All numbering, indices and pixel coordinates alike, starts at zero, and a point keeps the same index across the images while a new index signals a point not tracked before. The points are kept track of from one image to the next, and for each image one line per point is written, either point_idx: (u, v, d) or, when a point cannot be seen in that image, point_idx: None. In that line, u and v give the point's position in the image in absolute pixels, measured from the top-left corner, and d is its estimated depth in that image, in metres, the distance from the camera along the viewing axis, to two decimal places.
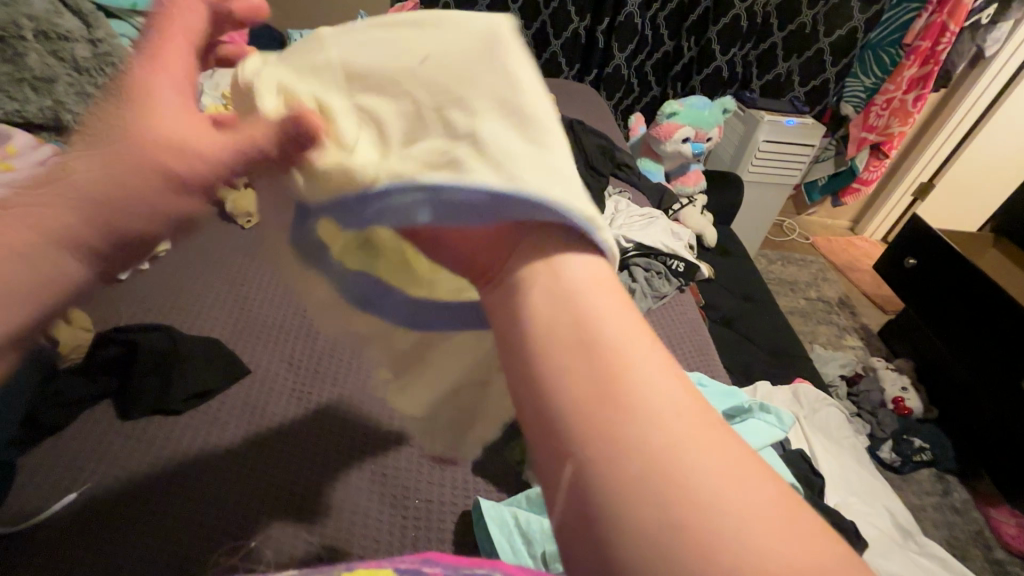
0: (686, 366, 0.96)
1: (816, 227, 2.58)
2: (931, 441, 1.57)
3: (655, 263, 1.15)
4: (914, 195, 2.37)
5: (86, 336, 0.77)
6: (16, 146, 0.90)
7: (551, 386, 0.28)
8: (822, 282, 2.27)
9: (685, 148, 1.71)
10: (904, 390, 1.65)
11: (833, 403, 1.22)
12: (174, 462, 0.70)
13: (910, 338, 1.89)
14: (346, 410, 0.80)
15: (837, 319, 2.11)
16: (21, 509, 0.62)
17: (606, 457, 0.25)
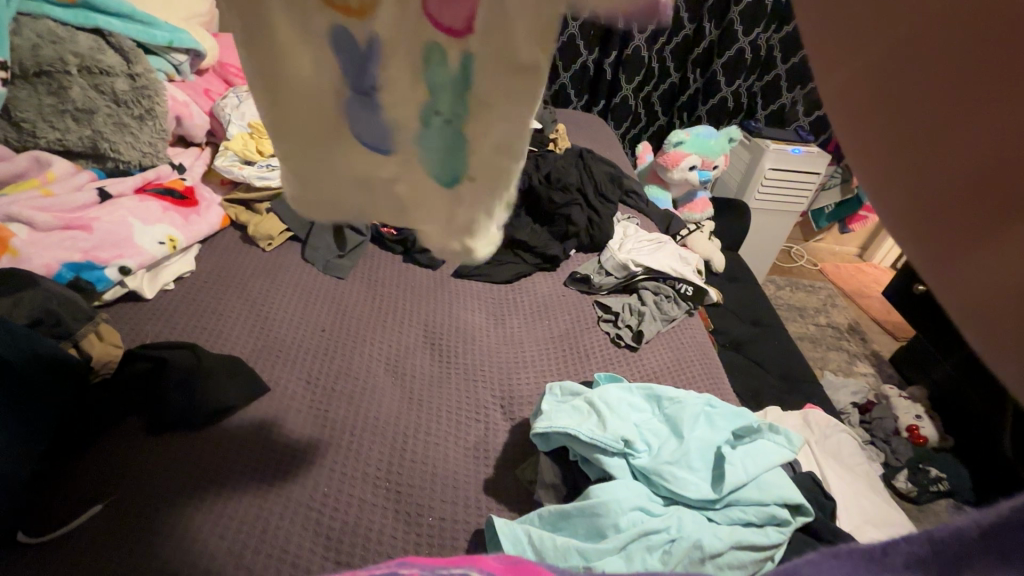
0: (695, 388, 0.98)
1: (823, 253, 2.59)
2: (946, 470, 1.53)
3: (664, 287, 1.18)
4: None
5: (118, 351, 0.81)
6: (57, 172, 1.00)
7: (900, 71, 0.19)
8: (832, 308, 2.29)
9: (691, 176, 1.75)
10: (918, 417, 1.62)
11: (845, 430, 1.21)
12: (194, 473, 0.73)
13: (921, 364, 1.87)
14: (359, 427, 0.82)
15: (848, 345, 2.12)
16: (49, 522, 0.65)
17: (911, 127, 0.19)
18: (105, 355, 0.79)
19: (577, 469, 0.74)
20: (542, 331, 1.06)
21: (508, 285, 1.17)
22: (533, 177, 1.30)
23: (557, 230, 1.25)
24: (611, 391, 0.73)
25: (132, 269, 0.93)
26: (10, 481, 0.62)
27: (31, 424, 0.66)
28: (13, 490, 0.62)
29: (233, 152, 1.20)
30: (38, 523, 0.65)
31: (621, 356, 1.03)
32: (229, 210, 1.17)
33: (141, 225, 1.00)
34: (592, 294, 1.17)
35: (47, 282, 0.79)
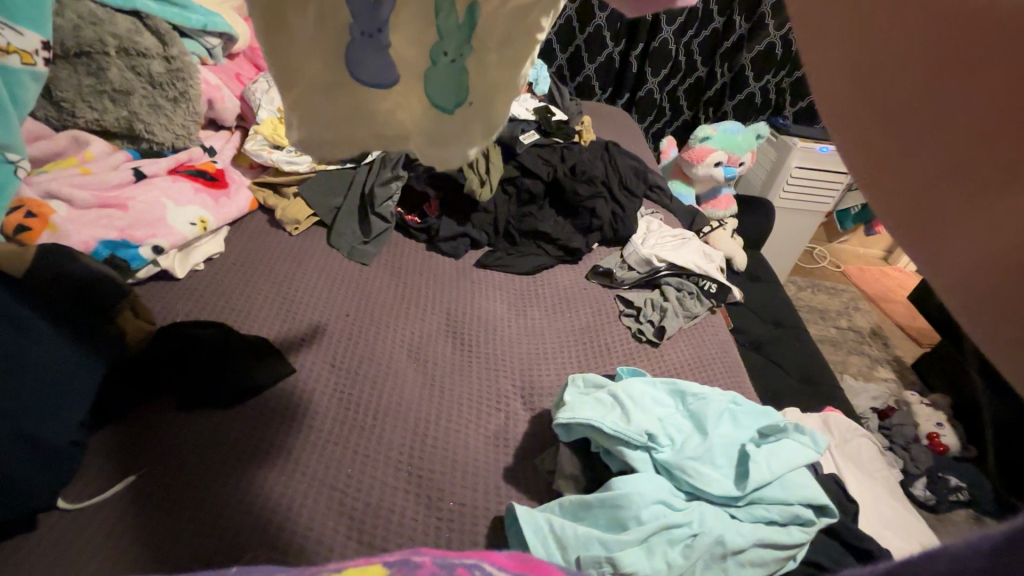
0: (717, 385, 0.97)
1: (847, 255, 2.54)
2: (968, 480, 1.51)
3: (687, 283, 1.16)
4: None
5: (150, 327, 0.83)
6: (94, 152, 1.03)
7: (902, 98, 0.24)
8: (853, 311, 2.25)
9: (716, 172, 1.73)
10: (940, 426, 1.59)
11: (866, 435, 1.20)
12: (223, 447, 0.74)
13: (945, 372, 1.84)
14: (383, 410, 0.84)
15: (869, 349, 2.08)
16: (85, 490, 0.67)
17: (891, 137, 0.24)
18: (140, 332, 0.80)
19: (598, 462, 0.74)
20: (563, 325, 1.06)
21: (529, 276, 1.17)
22: (558, 168, 1.28)
23: (581, 223, 1.25)
24: (635, 384, 0.72)
25: (165, 248, 0.96)
26: (49, 449, 0.64)
27: (71, 394, 0.69)
28: (52, 459, 0.64)
29: (262, 136, 1.21)
30: (75, 491, 0.67)
31: (642, 351, 1.02)
32: (258, 194, 1.19)
33: (174, 205, 1.02)
34: (614, 288, 1.17)
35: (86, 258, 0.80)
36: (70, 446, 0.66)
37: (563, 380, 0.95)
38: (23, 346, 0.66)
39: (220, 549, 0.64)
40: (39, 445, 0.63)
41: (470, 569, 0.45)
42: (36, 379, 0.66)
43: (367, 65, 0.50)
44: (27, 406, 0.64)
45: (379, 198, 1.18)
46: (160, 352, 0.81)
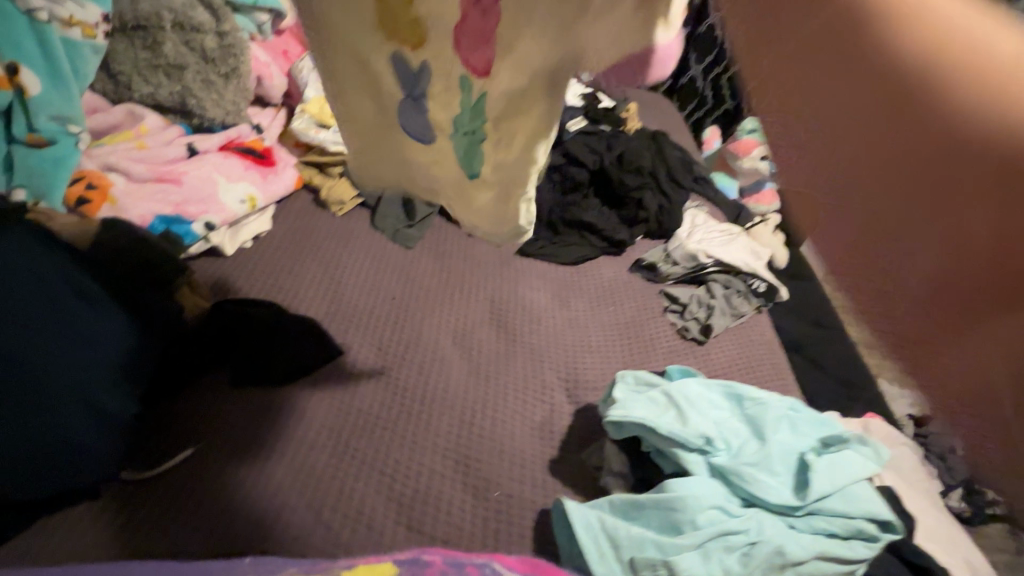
0: (764, 387, 0.95)
1: None
2: None
3: (735, 281, 1.13)
4: None
5: (205, 303, 0.85)
6: (149, 126, 1.04)
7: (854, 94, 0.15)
8: None
9: (762, 166, 1.68)
10: None
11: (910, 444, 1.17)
12: (276, 425, 0.76)
13: None
14: (430, 397, 0.84)
15: None
16: (144, 460, 0.70)
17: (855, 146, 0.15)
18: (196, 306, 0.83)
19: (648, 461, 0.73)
20: (608, 318, 1.05)
21: (571, 267, 1.15)
22: (605, 157, 1.26)
23: (626, 215, 1.22)
24: (690, 385, 0.71)
25: (216, 225, 0.97)
26: (113, 420, 0.66)
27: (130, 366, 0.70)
28: (116, 430, 0.66)
29: (309, 114, 1.21)
30: (136, 461, 0.69)
31: (687, 349, 1.01)
32: (303, 172, 1.19)
33: (224, 182, 1.03)
34: (658, 282, 1.14)
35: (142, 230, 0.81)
36: (130, 418, 0.68)
37: (607, 375, 0.94)
38: (88, 317, 0.68)
39: (275, 529, 0.66)
40: (106, 414, 0.65)
41: (478, 569, 0.53)
42: (102, 351, 0.68)
43: (410, 122, 0.58)
44: (95, 376, 0.65)
45: None
46: (213, 327, 0.82)
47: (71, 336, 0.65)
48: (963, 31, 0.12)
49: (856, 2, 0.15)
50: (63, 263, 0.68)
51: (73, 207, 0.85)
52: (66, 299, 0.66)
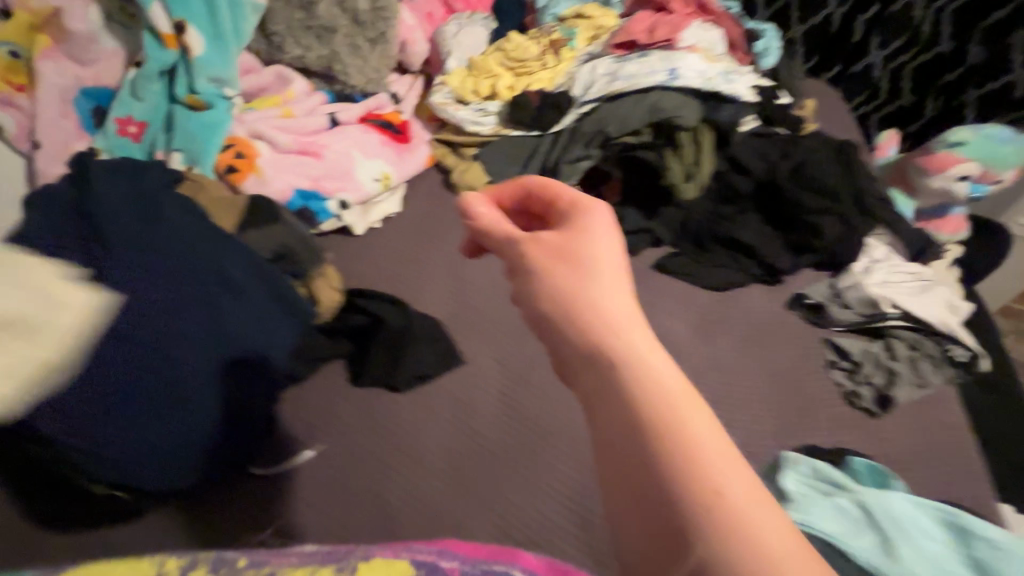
0: (947, 488, 0.79)
1: None
2: None
3: (926, 342, 0.92)
4: None
5: (339, 298, 0.78)
6: (295, 91, 1.00)
7: (614, 441, 0.37)
8: None
9: (958, 188, 1.42)
10: None
11: None
12: (387, 444, 0.72)
13: None
14: (553, 429, 0.76)
15: None
16: (276, 454, 0.70)
17: (648, 437, 0.35)
18: (330, 302, 0.77)
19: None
20: (759, 368, 0.90)
21: (715, 293, 1.00)
22: (779, 167, 1.04)
23: (794, 240, 1.02)
24: (898, 505, 0.55)
25: (350, 203, 0.94)
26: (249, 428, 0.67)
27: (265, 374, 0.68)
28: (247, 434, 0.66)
29: (449, 88, 1.14)
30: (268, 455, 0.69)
31: (855, 421, 0.84)
32: (437, 150, 1.12)
33: (361, 156, 0.98)
34: (821, 327, 0.97)
35: (288, 218, 0.77)
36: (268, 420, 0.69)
37: (749, 434, 0.81)
38: (238, 313, 0.66)
39: None
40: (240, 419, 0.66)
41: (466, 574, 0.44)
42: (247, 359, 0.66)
43: None
44: (234, 379, 0.65)
45: (565, 176, 1.02)
46: (352, 326, 0.77)
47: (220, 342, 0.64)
48: (704, 433, 0.35)
49: (644, 396, 0.37)
50: (220, 258, 0.67)
51: (222, 175, 0.84)
52: (214, 291, 0.65)
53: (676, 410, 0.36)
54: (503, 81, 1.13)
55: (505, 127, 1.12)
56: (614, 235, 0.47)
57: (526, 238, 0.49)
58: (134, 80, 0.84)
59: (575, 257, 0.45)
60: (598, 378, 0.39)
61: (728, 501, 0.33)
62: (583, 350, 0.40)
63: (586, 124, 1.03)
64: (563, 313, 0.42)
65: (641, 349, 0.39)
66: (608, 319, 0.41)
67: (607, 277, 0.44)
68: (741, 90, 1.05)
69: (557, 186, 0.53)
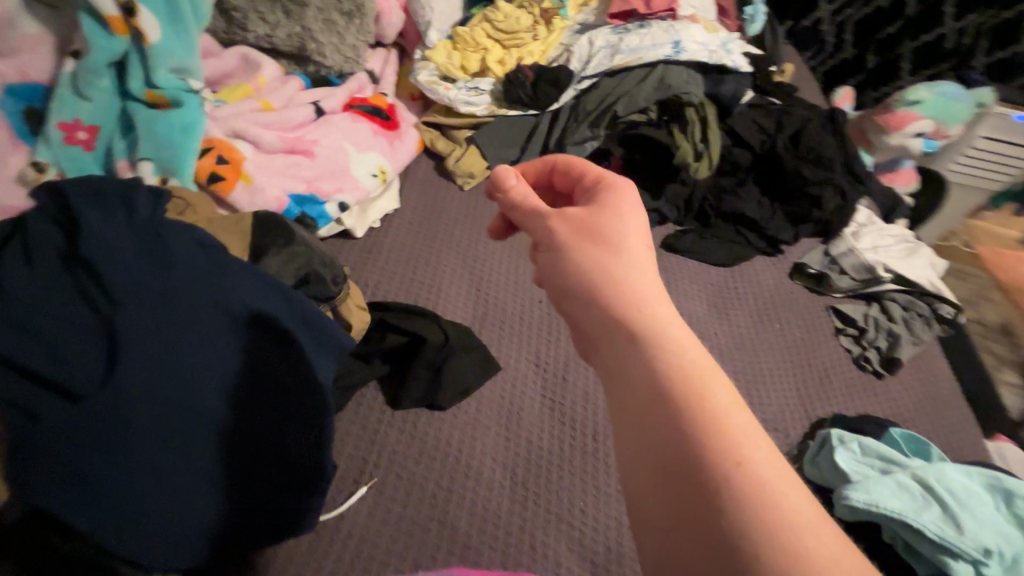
0: (952, 435, 0.86)
1: None
2: None
3: (918, 302, 0.98)
4: None
5: (367, 316, 0.72)
6: (267, 78, 0.88)
7: (639, 418, 0.35)
8: (982, 302, 2.02)
9: (914, 143, 1.50)
10: None
11: None
12: (438, 467, 0.68)
13: None
14: (601, 428, 0.76)
15: (998, 347, 1.90)
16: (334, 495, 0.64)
17: (677, 415, 0.33)
18: (360, 323, 0.71)
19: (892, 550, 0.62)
20: (779, 341, 0.93)
21: (726, 269, 1.01)
22: (778, 139, 1.05)
23: (795, 211, 1.05)
24: (951, 476, 0.60)
25: (350, 205, 0.85)
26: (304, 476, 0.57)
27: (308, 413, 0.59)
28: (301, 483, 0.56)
29: (434, 64, 1.04)
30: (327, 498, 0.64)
31: (867, 383, 0.90)
32: (426, 134, 1.03)
33: (354, 150, 0.88)
34: (823, 294, 1.01)
35: (305, 236, 0.70)
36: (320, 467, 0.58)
37: (783, 410, 0.84)
38: (280, 361, 0.59)
39: None
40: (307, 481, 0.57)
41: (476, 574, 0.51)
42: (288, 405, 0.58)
43: None
44: (293, 435, 0.57)
45: (571, 158, 0.98)
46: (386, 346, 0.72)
47: (267, 394, 0.57)
48: (735, 413, 0.34)
49: (674, 372, 0.35)
50: (247, 297, 0.59)
51: (205, 185, 0.73)
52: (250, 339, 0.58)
53: (706, 386, 0.34)
54: (493, 54, 1.04)
55: (500, 106, 1.04)
56: (639, 212, 0.45)
57: (551, 210, 0.46)
58: (73, 74, 0.70)
59: (603, 230, 0.43)
60: (624, 353, 0.37)
61: (761, 483, 0.30)
62: (603, 317, 0.39)
63: (590, 102, 1.00)
64: (581, 283, 0.41)
65: (669, 324, 0.38)
66: (629, 289, 0.40)
67: (631, 251, 0.42)
68: (738, 61, 1.05)
69: (590, 165, 0.50)
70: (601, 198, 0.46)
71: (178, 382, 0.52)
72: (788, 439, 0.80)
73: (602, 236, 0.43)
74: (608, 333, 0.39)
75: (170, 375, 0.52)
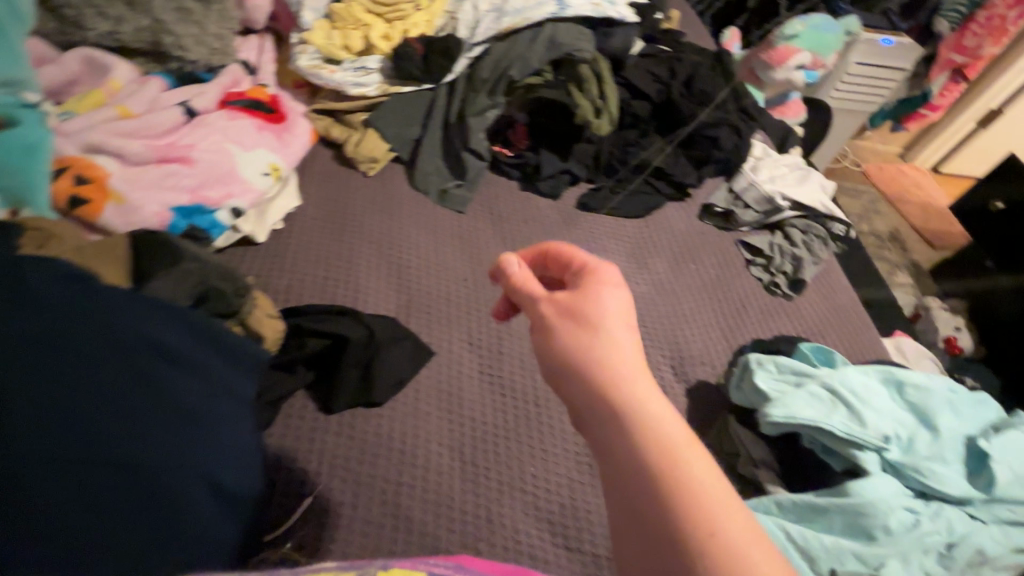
0: (857, 340, 0.95)
1: (864, 152, 2.47)
2: (984, 378, 1.61)
3: (814, 225, 1.07)
4: (976, 124, 2.25)
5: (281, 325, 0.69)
6: (121, 80, 0.79)
7: (623, 496, 0.38)
8: (875, 215, 2.22)
9: (796, 76, 1.59)
10: (958, 330, 1.72)
11: (930, 356, 1.29)
12: (382, 465, 0.66)
13: (963, 276, 1.91)
14: (542, 392, 0.78)
15: (891, 254, 2.10)
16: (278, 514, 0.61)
17: (656, 492, 0.36)
18: (273, 333, 0.67)
19: (810, 455, 0.69)
20: (698, 281, 0.97)
21: (641, 220, 1.04)
22: (672, 85, 1.08)
23: (698, 155, 1.08)
24: (852, 377, 0.66)
25: (244, 210, 0.79)
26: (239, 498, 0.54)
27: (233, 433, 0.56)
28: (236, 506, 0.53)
29: (314, 46, 0.97)
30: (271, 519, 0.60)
31: (778, 306, 0.97)
32: (318, 122, 0.97)
33: (238, 150, 0.81)
34: (731, 231, 1.07)
35: (195, 250, 0.65)
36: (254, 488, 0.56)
37: (707, 345, 0.89)
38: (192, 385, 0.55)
39: None
40: (240, 497, 0.54)
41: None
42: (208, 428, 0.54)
43: None
44: (218, 454, 0.54)
45: (474, 130, 0.96)
46: (304, 353, 0.68)
47: (179, 419, 0.52)
48: (710, 483, 0.37)
49: (652, 446, 0.38)
50: (143, 327, 0.54)
51: (64, 211, 0.66)
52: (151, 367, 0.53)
53: (683, 462, 0.37)
54: (377, 29, 0.99)
55: (392, 83, 0.99)
56: (621, 292, 0.48)
57: (541, 294, 0.49)
58: None
59: (584, 309, 0.46)
60: (606, 431, 0.40)
61: (733, 555, 0.34)
62: (585, 391, 0.42)
63: (484, 70, 0.96)
64: (567, 367, 0.43)
65: (647, 399, 0.40)
66: (609, 365, 0.42)
67: (608, 327, 0.44)
68: (623, 11, 1.05)
69: (578, 251, 0.53)
70: (586, 279, 0.49)
71: (72, 425, 0.46)
72: (715, 370, 0.85)
73: (584, 317, 0.45)
74: (590, 409, 0.42)
75: (60, 419, 0.46)
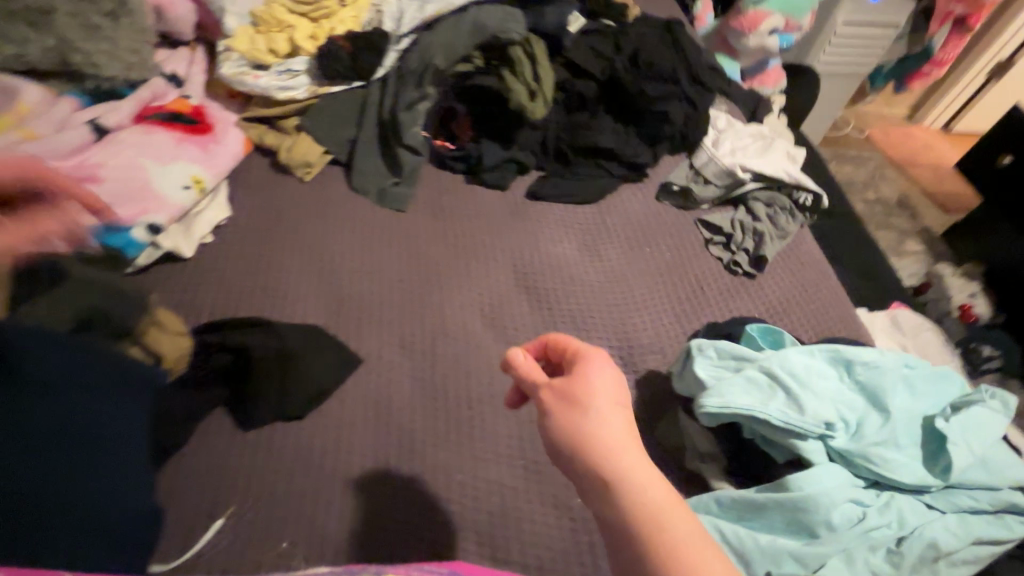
0: (829, 316, 0.88)
1: (869, 116, 2.32)
2: (1002, 346, 1.50)
3: (779, 196, 1.00)
4: (987, 76, 2.11)
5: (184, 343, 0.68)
6: (31, 103, 0.78)
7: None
8: (879, 181, 2.10)
9: (770, 42, 1.50)
10: (971, 296, 1.61)
11: (930, 327, 1.20)
12: (300, 480, 0.63)
13: (974, 239, 1.79)
14: (478, 394, 0.74)
15: (897, 221, 1.99)
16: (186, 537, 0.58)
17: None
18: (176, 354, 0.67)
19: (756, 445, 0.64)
20: (653, 265, 0.92)
21: (592, 205, 0.99)
22: (616, 61, 1.02)
23: (649, 132, 1.03)
24: (795, 359, 0.60)
25: (162, 225, 0.76)
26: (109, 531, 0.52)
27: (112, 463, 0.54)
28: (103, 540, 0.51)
29: (238, 53, 0.94)
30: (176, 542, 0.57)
31: (739, 285, 0.91)
32: (250, 131, 0.94)
33: (155, 164, 0.79)
34: (690, 210, 1.01)
35: None
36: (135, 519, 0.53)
37: (660, 332, 0.83)
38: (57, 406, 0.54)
39: None
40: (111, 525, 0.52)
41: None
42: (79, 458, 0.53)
43: None
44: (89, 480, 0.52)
45: (406, 125, 0.93)
46: (212, 368, 0.68)
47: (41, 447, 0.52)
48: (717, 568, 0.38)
49: (657, 537, 0.40)
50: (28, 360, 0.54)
51: None
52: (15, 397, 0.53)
53: (691, 549, 0.39)
54: (301, 30, 0.95)
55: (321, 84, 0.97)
56: (614, 372, 0.49)
57: (541, 383, 0.49)
58: None
59: (583, 399, 0.46)
60: (615, 521, 0.42)
61: None
62: (592, 482, 0.43)
63: (412, 62, 0.93)
64: (574, 457, 0.44)
65: (650, 488, 0.42)
66: (608, 450, 0.43)
67: (607, 416, 0.45)
68: None
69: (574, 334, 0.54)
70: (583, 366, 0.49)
71: None
72: (667, 358, 0.80)
73: (586, 406, 0.46)
74: (598, 499, 0.43)
75: None
